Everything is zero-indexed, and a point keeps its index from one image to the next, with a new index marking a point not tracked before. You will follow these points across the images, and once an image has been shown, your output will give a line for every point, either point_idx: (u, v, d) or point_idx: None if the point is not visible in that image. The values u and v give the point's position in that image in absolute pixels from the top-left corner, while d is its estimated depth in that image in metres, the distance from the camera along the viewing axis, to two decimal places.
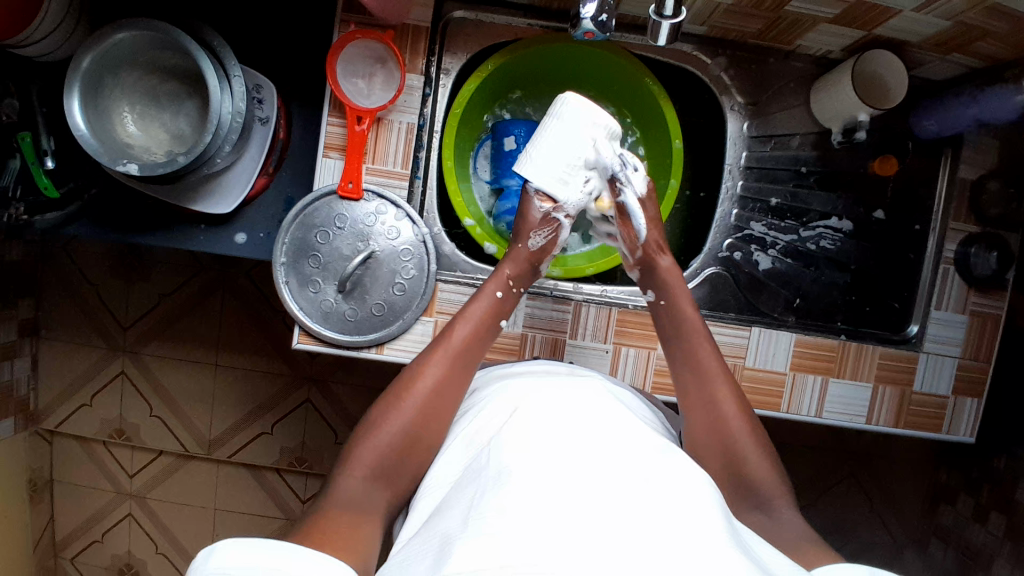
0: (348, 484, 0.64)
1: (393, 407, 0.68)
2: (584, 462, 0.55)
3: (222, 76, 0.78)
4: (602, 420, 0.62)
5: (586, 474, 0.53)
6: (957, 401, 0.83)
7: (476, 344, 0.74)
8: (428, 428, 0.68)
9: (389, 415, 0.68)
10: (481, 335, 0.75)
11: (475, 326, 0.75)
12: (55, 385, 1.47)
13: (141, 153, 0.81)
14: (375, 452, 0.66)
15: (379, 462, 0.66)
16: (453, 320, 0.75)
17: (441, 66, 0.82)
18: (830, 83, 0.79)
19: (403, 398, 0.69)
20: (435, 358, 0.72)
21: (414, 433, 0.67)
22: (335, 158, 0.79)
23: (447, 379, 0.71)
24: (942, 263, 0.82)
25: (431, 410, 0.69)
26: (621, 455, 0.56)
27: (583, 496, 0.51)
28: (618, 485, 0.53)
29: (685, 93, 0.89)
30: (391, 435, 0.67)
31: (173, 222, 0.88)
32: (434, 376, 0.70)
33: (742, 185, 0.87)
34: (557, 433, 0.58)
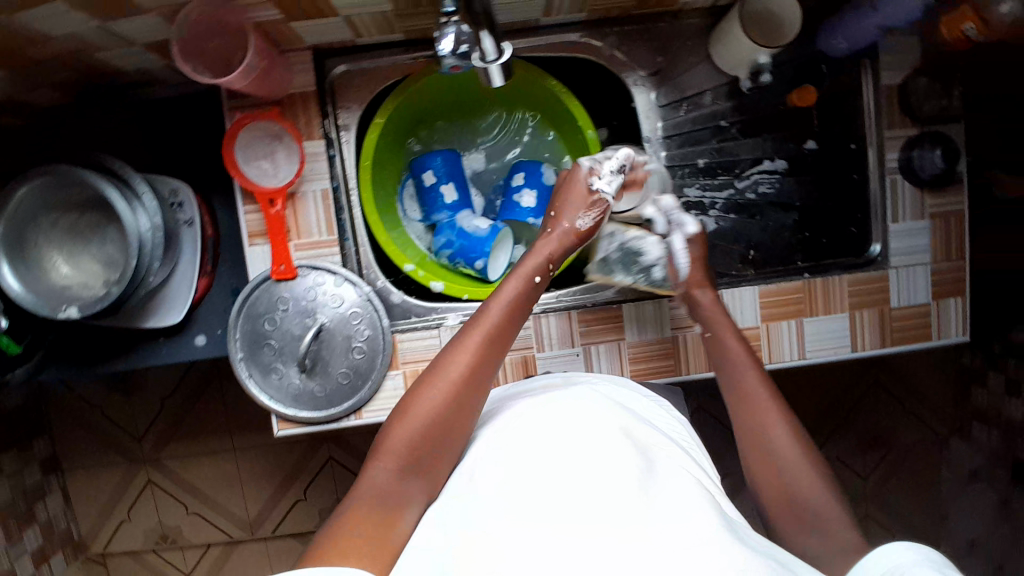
0: (383, 472, 0.60)
1: (426, 392, 0.64)
2: (592, 489, 0.53)
3: (131, 197, 0.78)
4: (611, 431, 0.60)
5: (588, 495, 0.52)
6: (939, 304, 0.82)
7: (511, 329, 0.70)
8: (460, 416, 0.64)
9: (424, 397, 0.64)
10: (515, 318, 0.71)
11: (509, 309, 0.71)
12: (91, 510, 1.49)
13: (80, 291, 0.82)
14: (406, 438, 0.61)
15: (411, 448, 0.61)
16: (488, 301, 0.71)
17: (338, 122, 0.80)
18: (721, 30, 0.77)
19: (432, 382, 0.65)
20: (469, 343, 0.68)
21: (449, 420, 0.63)
22: (261, 244, 0.78)
23: (482, 363, 0.67)
24: (888, 173, 0.81)
25: (468, 394, 0.65)
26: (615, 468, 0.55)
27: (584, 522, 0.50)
28: (613, 505, 0.51)
29: (586, 78, 0.87)
30: (425, 416, 0.62)
31: (134, 342, 0.89)
32: (471, 360, 0.66)
33: (666, 155, 0.85)
34: (566, 455, 0.56)
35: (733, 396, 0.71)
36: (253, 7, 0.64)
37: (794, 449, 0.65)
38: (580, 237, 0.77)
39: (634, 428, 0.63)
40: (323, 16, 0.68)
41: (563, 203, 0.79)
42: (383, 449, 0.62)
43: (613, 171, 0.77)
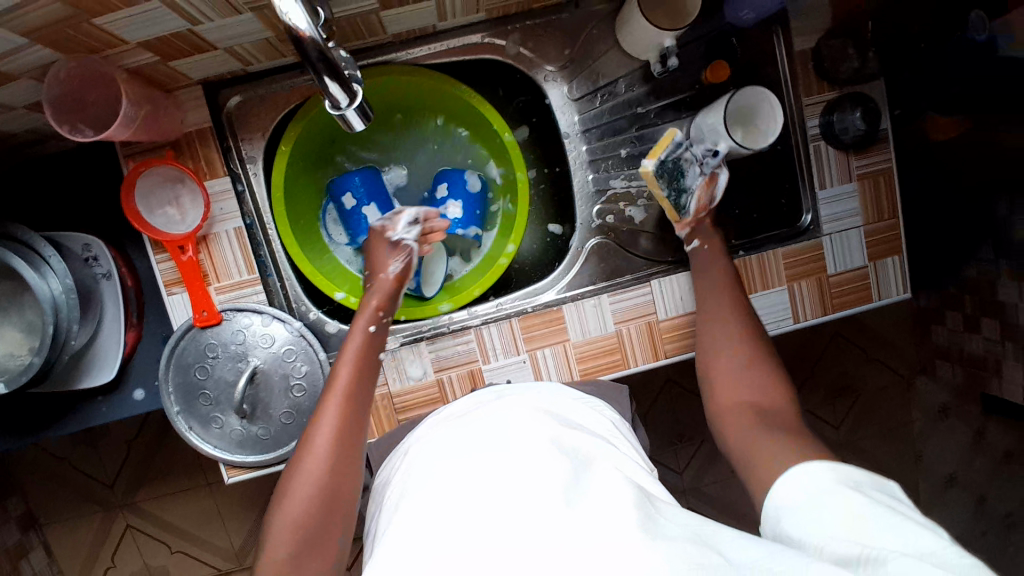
0: (281, 550, 0.56)
1: (302, 459, 0.61)
2: (506, 509, 0.51)
3: (36, 262, 0.75)
4: (521, 448, 0.59)
5: (499, 529, 0.50)
6: (877, 265, 0.82)
7: (366, 380, 0.68)
8: (342, 480, 0.60)
9: (300, 464, 0.60)
10: (368, 370, 0.69)
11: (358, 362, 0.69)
12: (72, 563, 1.47)
13: (4, 363, 0.79)
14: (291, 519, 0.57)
15: (305, 520, 0.57)
16: (338, 361, 0.69)
17: (243, 155, 0.77)
18: (625, 16, 0.74)
19: (303, 453, 0.61)
20: (326, 406, 0.64)
21: (337, 479, 0.60)
22: (179, 292, 0.76)
23: (347, 419, 0.64)
24: (812, 142, 0.80)
25: (347, 449, 0.62)
26: (527, 498, 0.52)
27: (501, 543, 0.48)
28: (533, 530, 0.49)
29: (498, 77, 0.84)
30: (310, 481, 0.59)
31: (70, 405, 0.86)
32: (334, 421, 0.63)
33: (587, 148, 0.83)
34: (475, 483, 0.55)
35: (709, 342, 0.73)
36: (123, 53, 0.59)
37: (758, 377, 0.68)
38: (397, 284, 0.76)
39: (559, 434, 0.62)
40: (200, 50, 0.64)
41: (375, 258, 0.78)
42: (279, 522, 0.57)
43: (409, 223, 0.79)
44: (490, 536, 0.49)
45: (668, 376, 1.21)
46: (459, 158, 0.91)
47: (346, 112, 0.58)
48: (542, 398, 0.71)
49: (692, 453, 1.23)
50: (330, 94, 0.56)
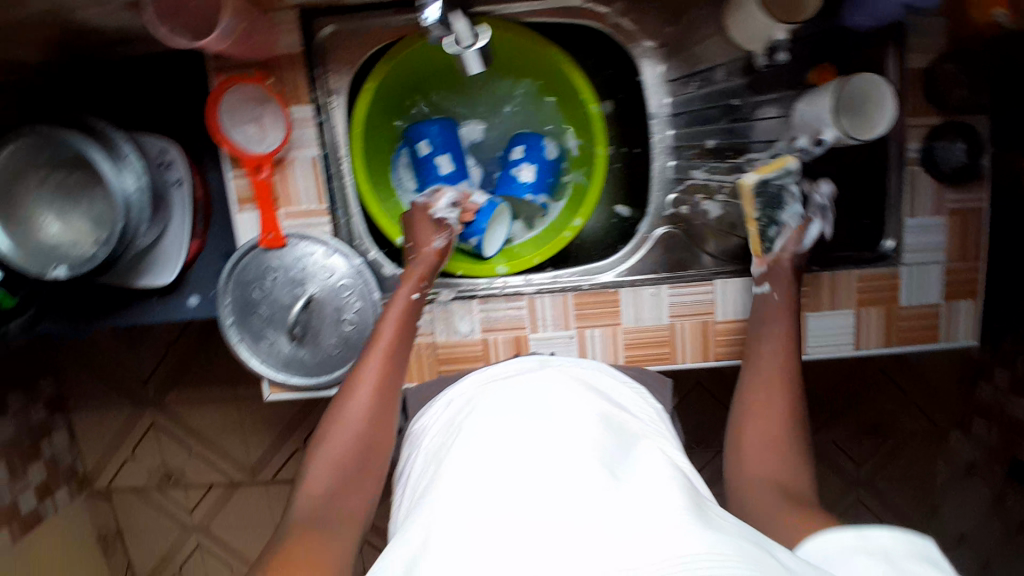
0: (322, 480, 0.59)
1: (344, 406, 0.64)
2: (546, 474, 0.52)
3: (114, 157, 0.76)
4: (565, 420, 0.60)
5: (533, 486, 0.51)
6: (950, 305, 0.79)
7: (405, 342, 0.70)
8: (376, 433, 0.63)
9: (341, 410, 0.63)
10: (407, 329, 0.71)
11: (400, 320, 0.71)
12: (96, 448, 1.54)
13: (70, 250, 0.80)
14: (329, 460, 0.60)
15: (345, 460, 0.60)
16: (381, 320, 0.71)
17: (327, 88, 0.75)
18: (738, 3, 0.71)
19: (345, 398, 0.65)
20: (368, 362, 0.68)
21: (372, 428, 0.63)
22: (249, 211, 0.76)
23: (386, 376, 0.67)
24: (908, 165, 0.76)
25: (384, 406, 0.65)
26: (559, 462, 0.54)
27: (540, 504, 0.49)
28: (566, 491, 0.51)
29: (593, 47, 0.82)
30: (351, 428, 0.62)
31: (125, 302, 0.88)
32: (373, 376, 0.66)
33: (674, 134, 0.79)
34: (516, 445, 0.56)
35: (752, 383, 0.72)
36: None
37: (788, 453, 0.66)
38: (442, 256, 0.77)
39: (605, 412, 0.63)
40: None
41: (419, 231, 0.78)
42: (321, 460, 0.60)
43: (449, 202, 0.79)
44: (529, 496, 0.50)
45: (698, 379, 1.19)
46: (541, 122, 0.89)
47: (466, 51, 0.64)
48: (585, 373, 0.72)
49: (708, 457, 1.22)
50: (452, 31, 0.62)
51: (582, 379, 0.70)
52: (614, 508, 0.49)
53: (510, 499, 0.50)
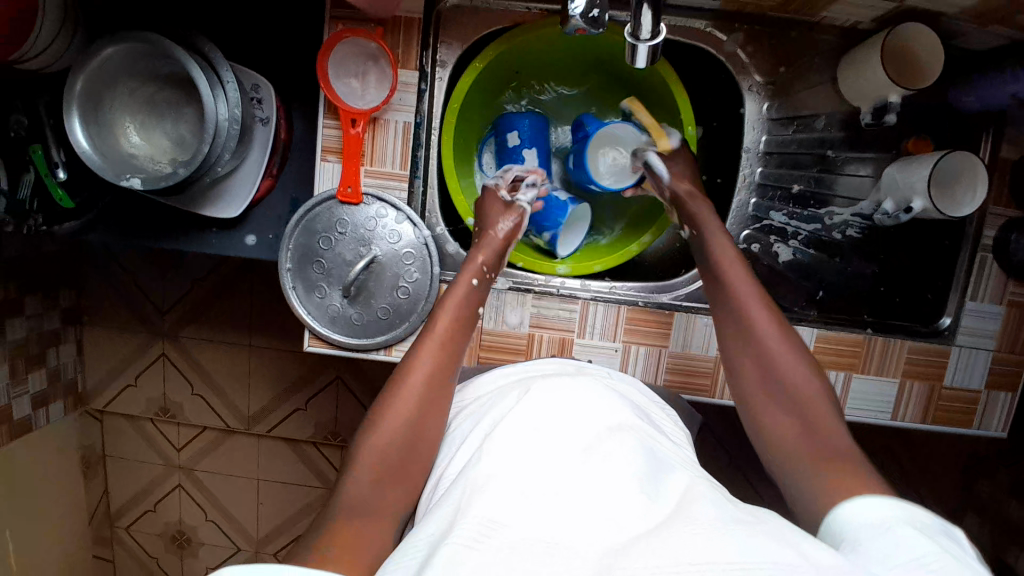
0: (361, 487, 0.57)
1: (395, 400, 0.63)
2: (582, 479, 0.51)
3: (214, 82, 0.76)
4: (598, 428, 0.58)
5: (565, 485, 0.50)
6: (990, 395, 0.78)
7: (460, 329, 0.71)
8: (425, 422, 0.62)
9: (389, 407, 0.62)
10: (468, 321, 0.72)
11: (462, 314, 0.71)
12: (99, 368, 1.53)
13: (145, 164, 0.79)
14: (377, 449, 0.59)
15: (385, 462, 0.59)
16: (439, 305, 0.71)
17: (436, 57, 0.77)
18: (860, 58, 0.72)
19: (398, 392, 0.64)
20: (424, 346, 0.67)
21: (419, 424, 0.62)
22: (333, 162, 0.77)
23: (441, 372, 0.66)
24: (980, 251, 0.76)
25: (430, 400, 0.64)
26: (592, 462, 0.53)
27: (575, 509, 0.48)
28: (596, 494, 0.49)
29: (696, 71, 0.84)
30: (396, 425, 0.61)
31: (183, 228, 0.88)
32: (428, 362, 0.66)
33: (762, 172, 0.82)
34: (551, 445, 0.55)
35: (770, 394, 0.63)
36: None
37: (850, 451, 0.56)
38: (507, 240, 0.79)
39: (636, 426, 0.61)
40: None
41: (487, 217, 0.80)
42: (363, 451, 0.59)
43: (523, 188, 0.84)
44: (564, 500, 0.49)
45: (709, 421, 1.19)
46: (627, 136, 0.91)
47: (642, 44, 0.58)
48: (621, 389, 0.70)
49: None
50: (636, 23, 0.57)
51: (619, 393, 0.68)
52: (637, 511, 0.48)
53: (547, 498, 0.49)
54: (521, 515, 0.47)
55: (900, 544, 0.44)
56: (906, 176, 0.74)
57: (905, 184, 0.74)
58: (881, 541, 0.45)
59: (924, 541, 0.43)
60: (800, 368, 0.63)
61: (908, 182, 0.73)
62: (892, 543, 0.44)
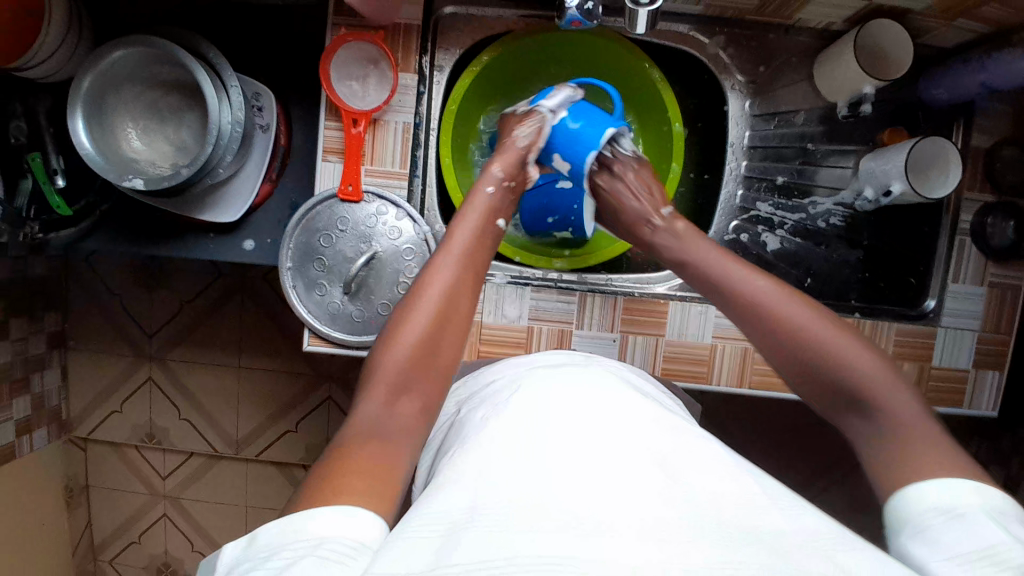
0: (372, 402, 0.57)
1: (410, 311, 0.64)
2: (602, 458, 0.51)
3: (218, 87, 0.78)
4: (615, 414, 0.58)
5: (582, 456, 0.51)
6: (978, 374, 0.81)
7: (476, 260, 0.70)
8: (444, 333, 0.63)
9: (406, 320, 0.63)
10: (483, 234, 0.72)
11: (476, 225, 0.72)
12: (84, 394, 1.50)
13: (146, 167, 0.81)
14: (399, 355, 0.60)
15: (398, 376, 0.59)
16: (453, 230, 0.71)
17: (434, 62, 0.81)
18: (833, 55, 0.77)
19: (416, 300, 0.65)
20: (443, 260, 0.68)
21: (433, 343, 0.62)
22: (334, 161, 0.79)
23: (460, 288, 0.66)
24: (958, 235, 0.80)
25: (446, 322, 0.64)
26: (606, 441, 0.53)
27: (592, 484, 0.48)
28: (613, 467, 0.50)
29: (682, 74, 0.89)
30: (410, 340, 0.61)
31: (181, 234, 0.89)
32: (446, 285, 0.66)
33: (747, 165, 0.86)
34: (576, 427, 0.55)
35: (842, 389, 0.58)
36: None
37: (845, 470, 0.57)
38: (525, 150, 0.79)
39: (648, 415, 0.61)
40: None
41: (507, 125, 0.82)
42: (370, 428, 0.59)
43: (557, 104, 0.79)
44: (584, 476, 0.49)
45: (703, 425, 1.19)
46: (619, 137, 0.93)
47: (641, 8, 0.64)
48: (628, 377, 0.71)
49: None
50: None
51: (625, 380, 0.69)
52: (645, 486, 0.48)
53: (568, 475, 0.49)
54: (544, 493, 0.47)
55: (969, 533, 0.43)
56: (886, 161, 0.77)
57: (887, 168, 0.77)
58: (947, 529, 0.45)
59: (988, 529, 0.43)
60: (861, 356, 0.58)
61: (886, 167, 0.77)
62: (959, 535, 0.44)
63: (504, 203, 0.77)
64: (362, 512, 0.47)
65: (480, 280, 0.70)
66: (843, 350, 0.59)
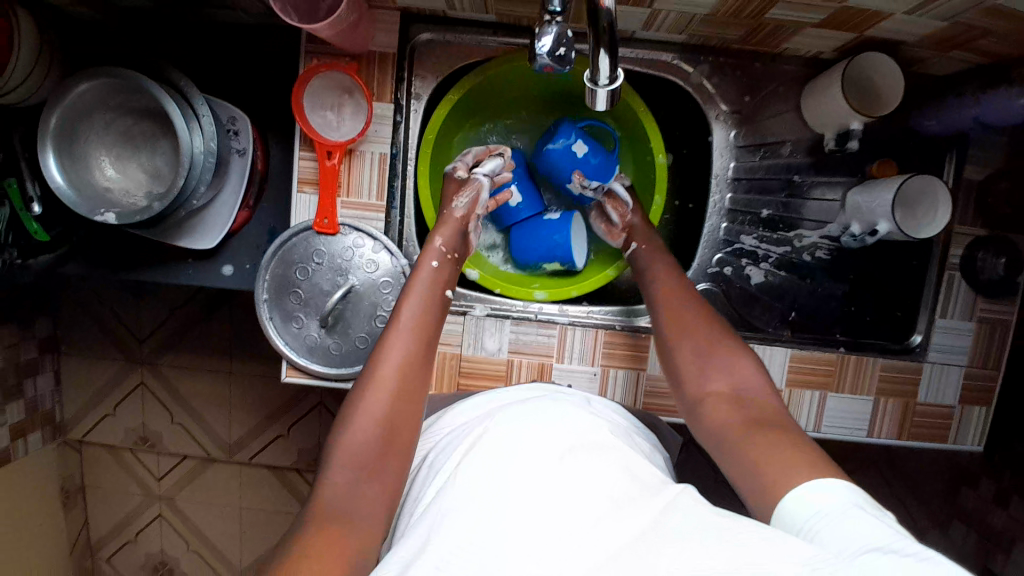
0: (337, 490, 0.56)
1: (362, 397, 0.61)
2: (559, 498, 0.50)
3: (189, 114, 0.76)
4: (575, 442, 0.57)
5: (540, 506, 0.49)
6: (964, 410, 0.79)
7: (427, 326, 0.68)
8: (402, 422, 0.61)
9: (359, 405, 0.61)
10: (433, 306, 0.71)
11: (424, 300, 0.70)
12: (78, 398, 1.51)
13: (120, 197, 0.79)
14: (356, 451, 0.58)
15: (359, 464, 0.57)
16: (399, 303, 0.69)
17: (410, 91, 0.79)
18: (822, 87, 0.75)
19: (366, 391, 0.62)
20: (390, 335, 0.66)
21: (390, 425, 0.60)
22: (309, 193, 0.78)
23: (410, 365, 0.65)
24: (948, 269, 0.78)
25: (401, 400, 0.62)
26: (566, 483, 0.51)
27: (547, 531, 0.47)
28: (572, 519, 0.48)
29: (668, 100, 0.86)
30: (365, 427, 0.59)
31: (161, 258, 0.88)
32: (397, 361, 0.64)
33: (730, 198, 0.84)
34: (532, 461, 0.54)
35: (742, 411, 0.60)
36: None
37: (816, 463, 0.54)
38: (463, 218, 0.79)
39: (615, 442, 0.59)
40: None
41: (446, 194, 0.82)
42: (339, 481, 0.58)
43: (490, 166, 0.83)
44: (539, 523, 0.47)
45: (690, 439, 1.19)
46: None
47: (600, 88, 0.57)
48: (596, 405, 0.70)
49: None
50: (594, 66, 0.56)
51: (593, 407, 0.68)
52: (603, 530, 0.47)
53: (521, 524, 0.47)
54: (495, 548, 0.46)
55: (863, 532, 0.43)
56: (875, 202, 0.75)
57: (875, 208, 0.75)
58: (837, 529, 0.44)
59: (876, 525, 0.43)
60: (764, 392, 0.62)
61: (874, 207, 0.75)
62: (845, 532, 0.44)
63: (452, 274, 0.75)
64: None
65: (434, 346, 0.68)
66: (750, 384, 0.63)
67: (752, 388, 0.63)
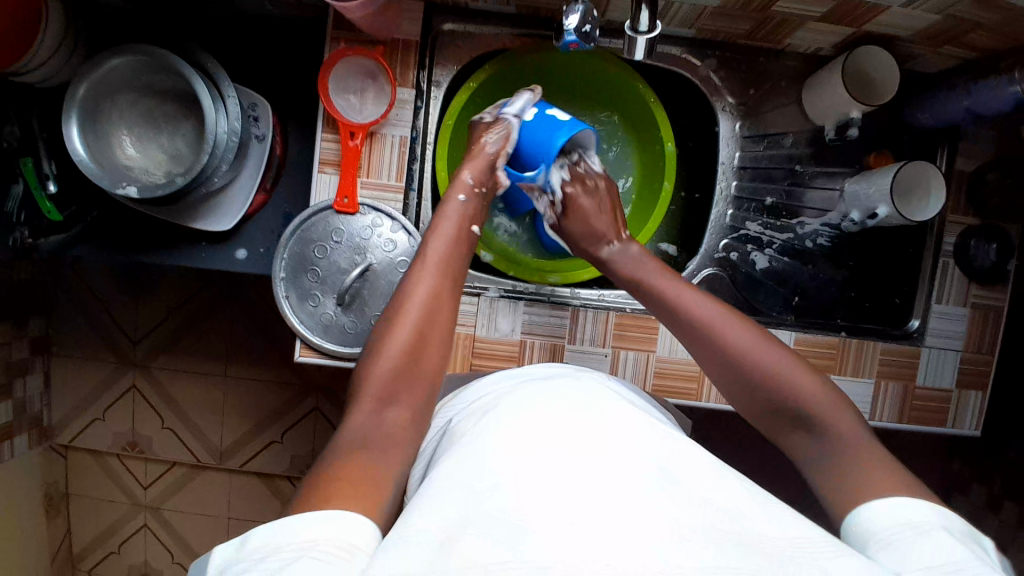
0: (365, 412, 0.59)
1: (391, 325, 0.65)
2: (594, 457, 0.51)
3: (217, 97, 0.78)
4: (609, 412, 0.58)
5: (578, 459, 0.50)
6: (961, 394, 0.82)
7: (453, 263, 0.72)
8: (425, 349, 0.65)
9: (387, 333, 0.64)
10: (458, 246, 0.74)
11: (452, 239, 0.73)
12: (68, 401, 1.47)
13: (140, 175, 0.81)
14: (381, 368, 0.61)
15: (387, 384, 0.61)
16: (427, 240, 0.73)
17: (432, 78, 0.83)
18: (822, 80, 0.80)
19: (396, 319, 0.66)
20: (421, 271, 0.70)
21: (417, 350, 0.64)
22: (331, 173, 0.79)
23: (435, 304, 0.68)
24: (942, 256, 0.82)
25: (428, 324, 0.66)
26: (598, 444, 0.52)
27: (587, 480, 0.48)
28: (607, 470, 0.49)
29: (676, 94, 0.90)
30: (394, 351, 0.63)
31: (172, 241, 0.89)
32: (425, 296, 0.67)
33: (737, 185, 0.88)
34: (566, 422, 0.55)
35: (777, 400, 0.60)
36: None
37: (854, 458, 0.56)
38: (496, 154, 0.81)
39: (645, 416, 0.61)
40: None
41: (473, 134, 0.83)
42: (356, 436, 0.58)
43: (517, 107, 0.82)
44: (578, 473, 0.49)
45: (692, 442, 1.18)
46: (614, 154, 0.95)
47: (640, 36, 0.64)
48: (610, 384, 0.71)
49: None
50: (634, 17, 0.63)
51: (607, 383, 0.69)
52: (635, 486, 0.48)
53: (560, 474, 0.49)
54: (542, 496, 0.47)
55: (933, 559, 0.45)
56: (871, 189, 0.79)
57: (870, 194, 0.79)
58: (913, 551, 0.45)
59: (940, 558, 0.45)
60: (810, 383, 0.60)
61: (870, 194, 0.80)
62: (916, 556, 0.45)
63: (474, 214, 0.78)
64: (349, 518, 0.46)
65: (459, 285, 0.72)
66: (795, 376, 0.61)
67: (793, 377, 0.61)
